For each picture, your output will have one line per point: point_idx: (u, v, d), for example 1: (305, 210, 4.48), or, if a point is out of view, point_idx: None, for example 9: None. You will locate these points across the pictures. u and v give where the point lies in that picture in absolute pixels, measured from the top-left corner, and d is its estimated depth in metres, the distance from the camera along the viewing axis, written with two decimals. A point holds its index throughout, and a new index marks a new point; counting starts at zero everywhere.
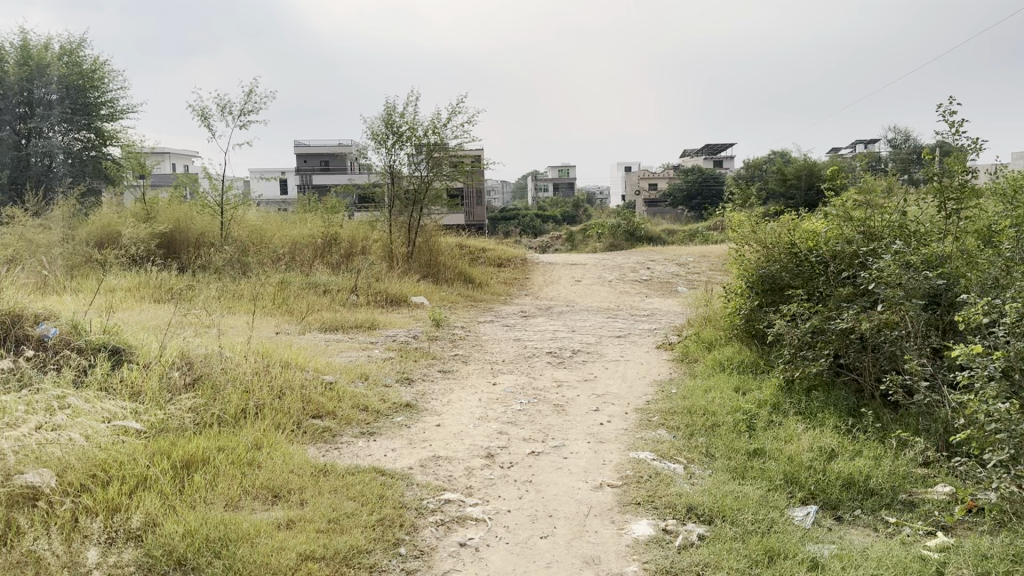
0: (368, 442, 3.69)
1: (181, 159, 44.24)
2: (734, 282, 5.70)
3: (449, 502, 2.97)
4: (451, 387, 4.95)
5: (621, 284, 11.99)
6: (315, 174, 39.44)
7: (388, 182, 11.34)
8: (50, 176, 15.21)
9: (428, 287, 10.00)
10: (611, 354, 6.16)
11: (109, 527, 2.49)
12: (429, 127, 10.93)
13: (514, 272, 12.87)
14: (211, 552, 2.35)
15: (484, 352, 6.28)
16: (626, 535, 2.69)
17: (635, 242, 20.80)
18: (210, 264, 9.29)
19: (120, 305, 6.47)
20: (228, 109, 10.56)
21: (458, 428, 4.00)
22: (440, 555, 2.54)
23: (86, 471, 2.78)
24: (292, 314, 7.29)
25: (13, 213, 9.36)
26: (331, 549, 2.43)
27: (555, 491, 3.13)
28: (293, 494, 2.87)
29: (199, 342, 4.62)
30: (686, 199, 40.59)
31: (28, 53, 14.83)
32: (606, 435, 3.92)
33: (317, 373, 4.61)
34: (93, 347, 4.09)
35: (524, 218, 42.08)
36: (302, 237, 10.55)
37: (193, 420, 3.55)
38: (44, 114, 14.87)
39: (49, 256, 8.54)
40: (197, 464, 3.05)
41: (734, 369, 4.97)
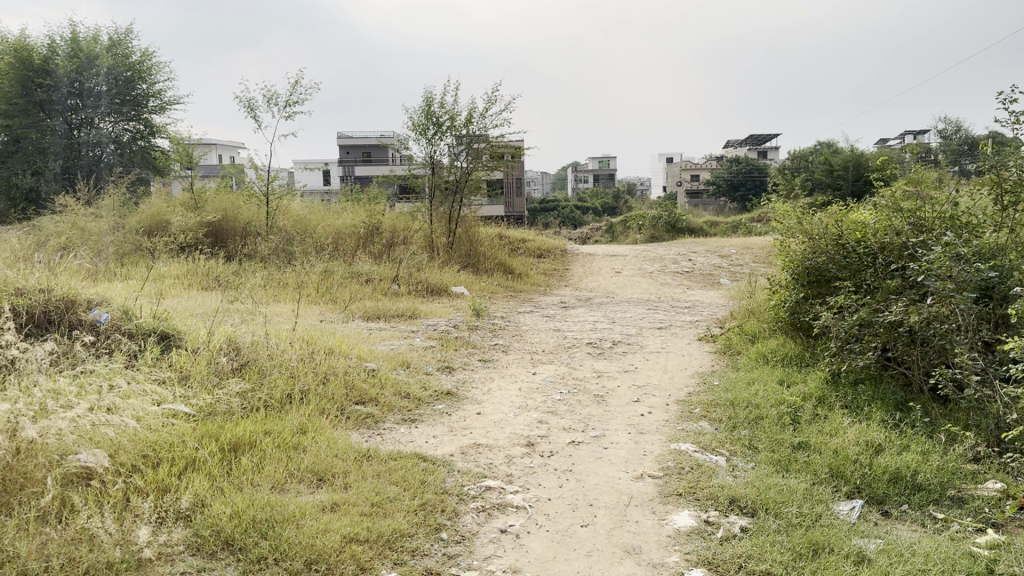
0: (410, 429, 3.73)
1: (229, 151, 44.84)
2: (779, 275, 5.62)
3: (490, 489, 2.98)
4: (491, 376, 4.98)
5: (662, 275, 11.91)
6: (358, 165, 39.83)
7: (428, 173, 11.34)
8: (101, 166, 15.60)
9: (468, 277, 10.03)
10: (652, 345, 6.13)
11: (159, 507, 2.55)
12: (468, 117, 10.96)
13: (554, 263, 12.87)
14: (258, 533, 2.40)
15: (524, 342, 6.28)
16: (667, 526, 2.67)
17: (676, 233, 20.64)
18: (256, 253, 9.44)
19: (170, 292, 6.61)
20: (274, 101, 10.69)
21: (499, 417, 4.02)
22: (481, 540, 2.55)
23: (137, 452, 2.85)
24: (335, 302, 7.39)
25: (66, 203, 9.60)
26: (374, 532, 2.46)
27: (594, 481, 3.12)
28: (338, 478, 2.91)
29: (246, 329, 4.71)
30: (730, 189, 40.09)
31: (77, 46, 15.19)
32: (647, 426, 3.90)
33: (360, 360, 4.67)
34: (143, 333, 4.21)
35: (564, 208, 41.95)
36: (345, 227, 10.64)
37: (241, 404, 3.62)
38: (95, 104, 15.38)
39: (101, 243, 8.75)
40: (244, 447, 3.12)
41: (778, 362, 4.90)
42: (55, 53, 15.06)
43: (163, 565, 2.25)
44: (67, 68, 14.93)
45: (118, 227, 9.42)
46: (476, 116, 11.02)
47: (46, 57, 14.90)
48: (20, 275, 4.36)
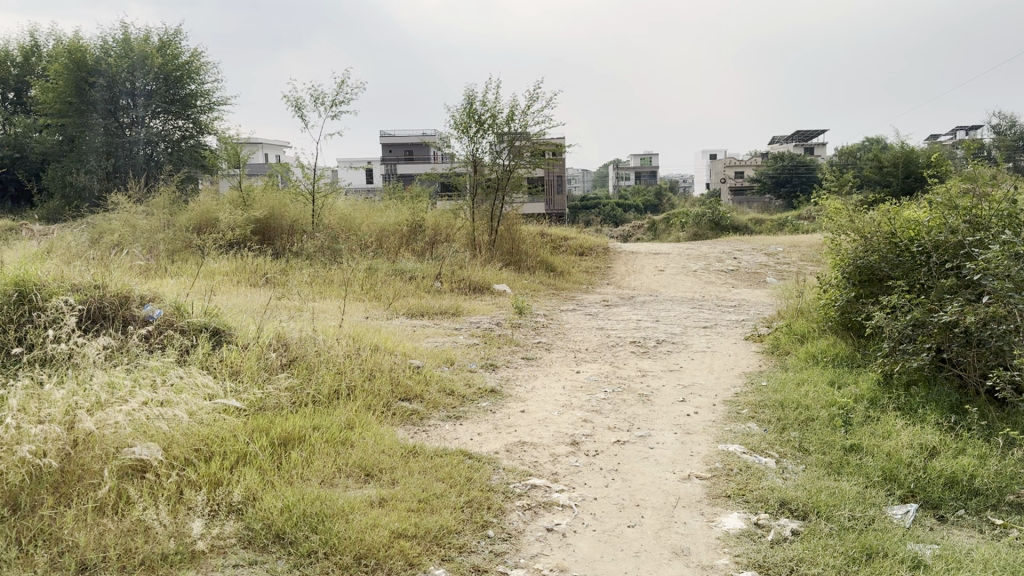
0: (454, 426, 3.74)
1: (275, 150, 45.53)
2: (830, 273, 5.51)
3: (535, 487, 2.98)
4: (535, 374, 4.98)
5: (706, 274, 11.77)
6: (400, 163, 40.14)
7: (470, 171, 11.39)
8: (152, 164, 16.00)
9: (510, 275, 10.04)
10: (698, 344, 6.06)
11: (212, 500, 2.60)
12: (510, 115, 10.96)
13: (596, 261, 12.82)
14: (308, 526, 2.43)
15: (568, 340, 6.26)
16: (716, 528, 2.64)
17: (720, 232, 20.38)
18: (302, 250, 9.57)
19: (220, 289, 6.74)
20: (319, 100, 10.83)
21: (543, 415, 4.01)
22: (527, 538, 2.55)
23: (190, 446, 2.91)
24: (380, 299, 7.46)
25: (118, 201, 9.83)
26: (422, 528, 2.47)
27: (641, 481, 3.10)
28: (385, 474, 2.93)
29: (294, 325, 4.77)
30: (775, 186, 39.50)
31: (128, 47, 15.56)
32: (694, 427, 3.86)
33: (405, 357, 4.70)
34: (194, 329, 4.29)
35: (605, 206, 41.70)
36: (389, 224, 10.73)
37: (289, 399, 3.68)
38: (145, 104, 15.75)
39: (152, 241, 8.95)
40: (293, 441, 3.16)
41: (828, 363, 4.81)
42: (107, 54, 15.43)
43: (216, 557, 2.30)
44: (118, 69, 15.29)
45: (169, 225, 9.62)
46: (518, 113, 11.02)
47: (99, 57, 15.28)
48: (77, 272, 4.48)
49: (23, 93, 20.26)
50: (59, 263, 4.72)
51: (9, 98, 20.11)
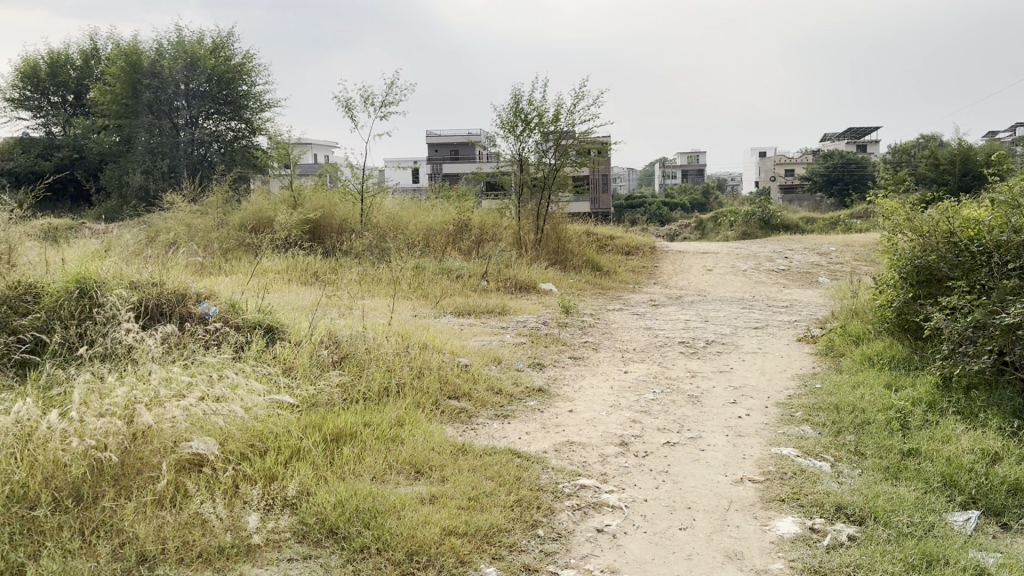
0: (502, 425, 3.75)
1: (324, 150, 46.18)
2: (886, 273, 5.38)
3: (585, 488, 2.97)
4: (582, 374, 4.96)
5: (756, 273, 11.61)
6: (446, 162, 40.41)
7: (516, 170, 11.43)
8: (206, 164, 16.39)
9: (556, 273, 10.04)
10: (748, 345, 5.98)
11: (268, 494, 2.65)
12: (556, 113, 10.94)
13: (643, 260, 12.73)
14: (361, 522, 2.46)
15: (615, 340, 6.23)
16: (771, 532, 2.60)
17: (770, 230, 20.08)
18: (351, 249, 9.69)
19: (273, 287, 6.87)
20: (369, 101, 10.96)
21: (591, 415, 4.00)
22: (578, 539, 2.54)
23: (245, 441, 2.97)
24: (427, 297, 7.51)
25: (174, 200, 10.07)
26: (472, 525, 2.48)
27: (692, 483, 3.07)
28: (435, 471, 2.95)
29: (345, 323, 4.83)
30: (826, 184, 38.76)
31: (183, 49, 15.95)
32: (746, 429, 3.81)
33: (453, 356, 4.73)
34: (249, 326, 4.38)
35: (651, 205, 41.39)
36: (435, 223, 10.81)
37: (341, 395, 3.73)
38: (199, 105, 16.15)
39: (207, 240, 9.16)
40: (345, 437, 3.20)
41: (884, 365, 4.71)
42: (163, 56, 15.84)
43: (271, 551, 2.34)
44: (173, 71, 15.68)
45: (223, 223, 9.84)
46: (564, 112, 10.99)
47: (155, 59, 15.69)
48: (136, 269, 4.61)
49: (83, 96, 20.88)
50: (119, 261, 4.86)
51: (69, 101, 20.74)
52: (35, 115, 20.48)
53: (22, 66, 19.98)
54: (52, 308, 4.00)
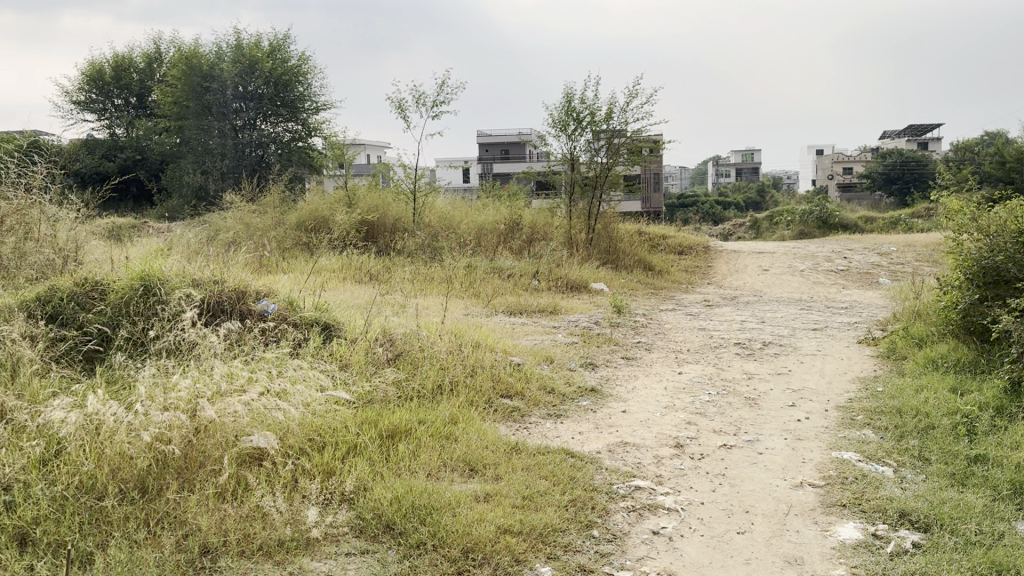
0: (555, 424, 3.74)
1: (377, 150, 46.75)
2: (950, 274, 5.22)
3: (640, 489, 2.95)
4: (635, 374, 4.93)
5: (814, 274, 11.37)
6: (496, 162, 40.56)
7: (567, 169, 11.41)
8: (263, 165, 16.74)
9: (608, 273, 9.98)
10: (806, 347, 5.87)
11: (326, 489, 2.70)
12: (608, 112, 10.88)
13: (696, 260, 12.59)
14: (418, 518, 2.48)
15: (669, 340, 6.17)
16: (832, 538, 2.55)
17: (828, 230, 19.66)
18: (404, 248, 9.78)
19: (328, 285, 6.98)
20: (422, 101, 11.07)
21: (645, 416, 3.97)
22: (633, 541, 2.52)
23: (304, 436, 3.02)
24: (479, 297, 7.53)
25: (233, 200, 10.30)
26: (527, 524, 2.48)
27: (750, 486, 3.03)
28: (489, 469, 2.96)
29: (399, 321, 4.88)
30: (886, 183, 37.83)
31: (242, 52, 16.32)
32: (805, 433, 3.74)
33: (505, 354, 4.74)
34: (307, 323, 4.46)
35: (704, 204, 40.89)
36: (487, 223, 10.85)
37: (396, 392, 3.77)
38: (257, 107, 16.51)
39: (264, 238, 9.35)
40: (400, 434, 3.24)
41: (949, 368, 4.57)
42: (222, 59, 16.24)
43: (330, 544, 2.38)
44: (232, 74, 16.04)
45: (280, 223, 10.02)
46: (617, 111, 10.92)
47: (214, 62, 16.04)
48: (198, 267, 4.73)
49: (145, 98, 21.48)
50: (181, 259, 4.99)
51: (132, 102, 21.32)
52: (100, 117, 21.15)
53: (87, 70, 20.68)
54: (119, 305, 4.11)
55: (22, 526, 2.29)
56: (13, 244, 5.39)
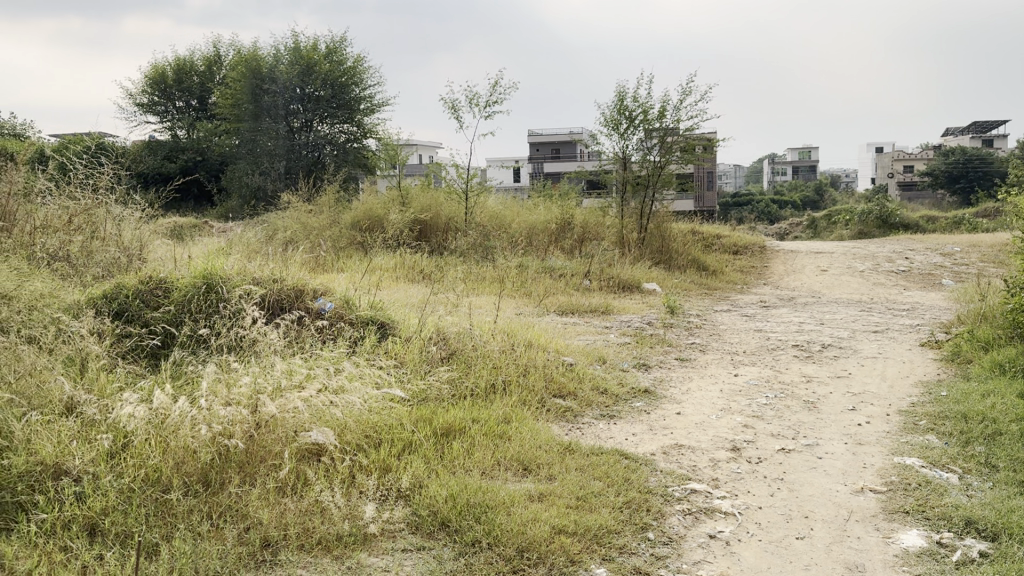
0: (609, 425, 3.73)
1: (429, 150, 47.16)
2: (1019, 275, 5.04)
3: (696, 492, 2.92)
4: (690, 376, 4.88)
5: (874, 275, 11.11)
6: (547, 161, 40.53)
7: (619, 168, 11.34)
8: (319, 165, 17.02)
9: (660, 273, 9.90)
10: (866, 350, 5.73)
11: (383, 485, 2.74)
12: (662, 110, 10.79)
13: (751, 260, 12.40)
14: (473, 516, 2.49)
15: (724, 342, 6.09)
16: (894, 545, 2.50)
17: (889, 230, 19.18)
18: (456, 247, 9.85)
19: (382, 284, 7.06)
20: (475, 101, 11.13)
21: (700, 418, 3.93)
22: (689, 544, 2.50)
23: (361, 432, 3.07)
24: (531, 296, 7.53)
25: (290, 200, 10.50)
26: (582, 525, 2.48)
27: (809, 491, 2.98)
28: (543, 469, 2.96)
29: (453, 320, 4.92)
30: (949, 181, 36.72)
31: (299, 54, 16.61)
32: (866, 437, 3.66)
33: (558, 354, 4.74)
34: (363, 322, 4.52)
35: (759, 203, 40.21)
36: (538, 222, 10.85)
37: (450, 390, 3.81)
38: (314, 108, 16.78)
39: (319, 238, 9.51)
40: (455, 432, 3.27)
41: (1016, 373, 4.42)
42: (280, 61, 16.56)
43: (386, 540, 2.41)
44: (290, 76, 16.35)
45: (335, 223, 10.17)
46: (670, 109, 10.82)
47: (272, 65, 16.37)
48: (257, 266, 4.83)
49: (205, 101, 22.02)
50: (242, 258, 5.10)
51: (192, 105, 21.86)
52: (163, 119, 21.75)
53: (150, 73, 21.27)
54: (182, 303, 4.22)
55: (92, 517, 2.37)
56: (81, 243, 5.58)
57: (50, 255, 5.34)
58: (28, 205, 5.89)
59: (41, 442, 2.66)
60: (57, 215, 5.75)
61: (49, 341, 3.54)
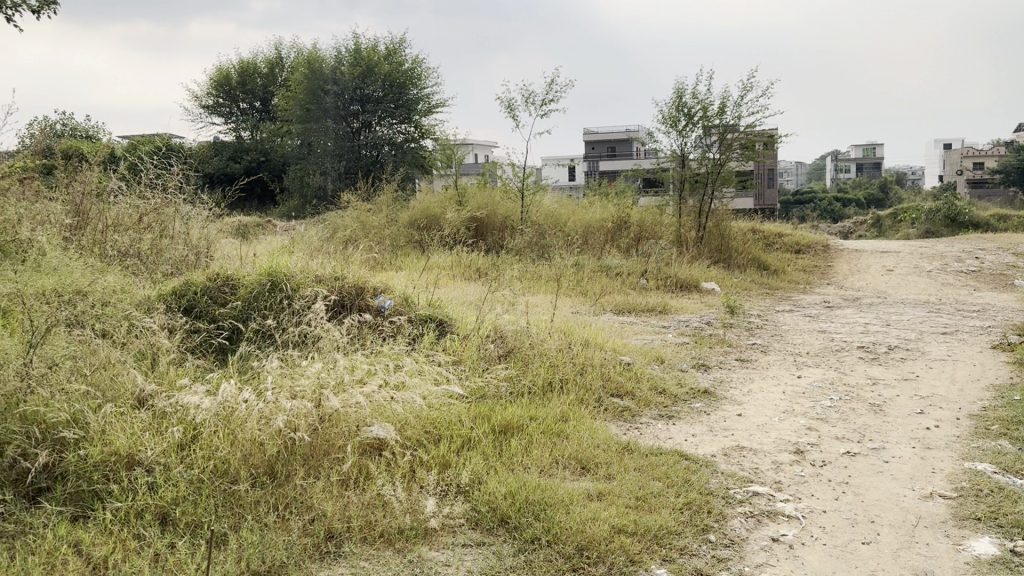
0: (667, 425, 3.71)
1: (485, 150, 47.41)
2: None
3: (758, 495, 2.88)
4: (751, 377, 4.81)
5: (943, 275, 10.77)
6: (603, 160, 40.32)
7: (677, 166, 11.23)
8: (378, 165, 17.24)
9: (720, 272, 9.74)
10: (935, 352, 5.57)
11: (443, 480, 2.78)
12: (722, 107, 10.65)
13: (814, 259, 12.14)
14: (532, 514, 2.51)
15: (786, 343, 5.99)
16: (965, 552, 2.42)
17: (958, 229, 18.57)
18: (513, 245, 9.88)
19: (440, 282, 7.11)
20: (532, 100, 11.16)
21: (762, 420, 3.87)
22: (752, 547, 2.47)
23: (421, 427, 3.11)
24: (588, 295, 7.51)
25: (349, 200, 10.66)
26: (642, 525, 2.47)
27: (876, 496, 2.91)
28: (601, 468, 2.96)
29: (510, 318, 4.94)
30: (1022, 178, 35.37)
31: (359, 56, 16.85)
32: (935, 442, 3.56)
33: (615, 353, 4.72)
34: (421, 319, 4.58)
35: (821, 201, 39.28)
36: (595, 221, 10.80)
37: (508, 388, 3.84)
38: (373, 109, 17.02)
39: (378, 237, 9.64)
40: (513, 429, 3.29)
41: None
42: (341, 63, 16.83)
43: (447, 535, 2.44)
44: (350, 78, 16.61)
45: (393, 222, 10.29)
46: (730, 105, 10.68)
47: (333, 67, 16.65)
48: (320, 264, 4.92)
49: (268, 102, 22.51)
50: (304, 256, 5.21)
51: (256, 106, 22.34)
52: (227, 121, 22.31)
53: (216, 76, 21.83)
54: (248, 299, 4.33)
55: (164, 506, 2.45)
56: (150, 240, 5.75)
57: (121, 253, 5.53)
58: (102, 204, 6.11)
59: (115, 433, 2.75)
60: (129, 215, 5.95)
61: (122, 336, 3.66)
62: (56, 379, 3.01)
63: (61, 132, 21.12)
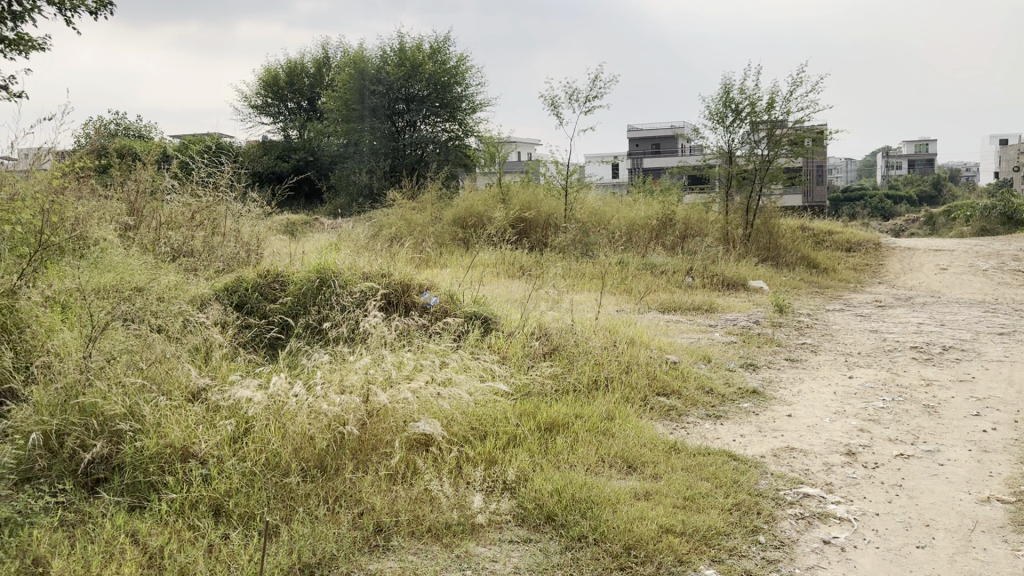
0: (715, 425, 3.67)
1: (528, 147, 47.36)
2: None
3: (809, 497, 2.84)
4: (800, 377, 4.74)
5: (999, 274, 10.47)
6: (648, 157, 39.99)
7: (723, 163, 11.10)
8: (422, 163, 17.34)
9: (767, 271, 9.60)
10: (992, 353, 5.42)
11: (489, 476, 2.79)
12: (770, 102, 10.49)
13: (865, 258, 11.89)
14: (578, 512, 2.51)
15: (836, 343, 5.88)
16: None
17: (1015, 227, 17.98)
18: (556, 243, 9.85)
19: (485, 280, 7.13)
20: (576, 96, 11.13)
21: (813, 421, 3.81)
22: (803, 549, 2.44)
23: (467, 424, 3.13)
24: (632, 293, 7.47)
25: (394, 198, 10.74)
26: (690, 525, 2.46)
27: (930, 499, 2.85)
28: (647, 467, 2.95)
29: (555, 316, 4.93)
30: None
31: (404, 55, 16.97)
32: (992, 445, 3.46)
33: (661, 352, 4.69)
34: (466, 316, 4.60)
35: (871, 198, 38.41)
36: (639, 218, 10.73)
37: (553, 386, 3.84)
38: (417, 108, 17.13)
39: (423, 235, 9.70)
40: (559, 427, 3.29)
41: None
42: (386, 63, 16.97)
43: (493, 531, 2.46)
44: (395, 77, 16.75)
45: (437, 220, 10.35)
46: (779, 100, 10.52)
47: (378, 67, 16.92)
48: (367, 262, 4.97)
49: (315, 102, 22.81)
50: (352, 254, 5.26)
51: (303, 106, 22.65)
52: (275, 120, 22.67)
53: (265, 76, 22.23)
54: (298, 296, 4.40)
55: (218, 497, 2.51)
56: (202, 238, 5.87)
57: (174, 250, 5.66)
58: (156, 202, 6.25)
59: (170, 426, 2.82)
60: (181, 214, 6.07)
61: (176, 331, 3.75)
62: (114, 373, 3.09)
63: (116, 133, 21.64)
